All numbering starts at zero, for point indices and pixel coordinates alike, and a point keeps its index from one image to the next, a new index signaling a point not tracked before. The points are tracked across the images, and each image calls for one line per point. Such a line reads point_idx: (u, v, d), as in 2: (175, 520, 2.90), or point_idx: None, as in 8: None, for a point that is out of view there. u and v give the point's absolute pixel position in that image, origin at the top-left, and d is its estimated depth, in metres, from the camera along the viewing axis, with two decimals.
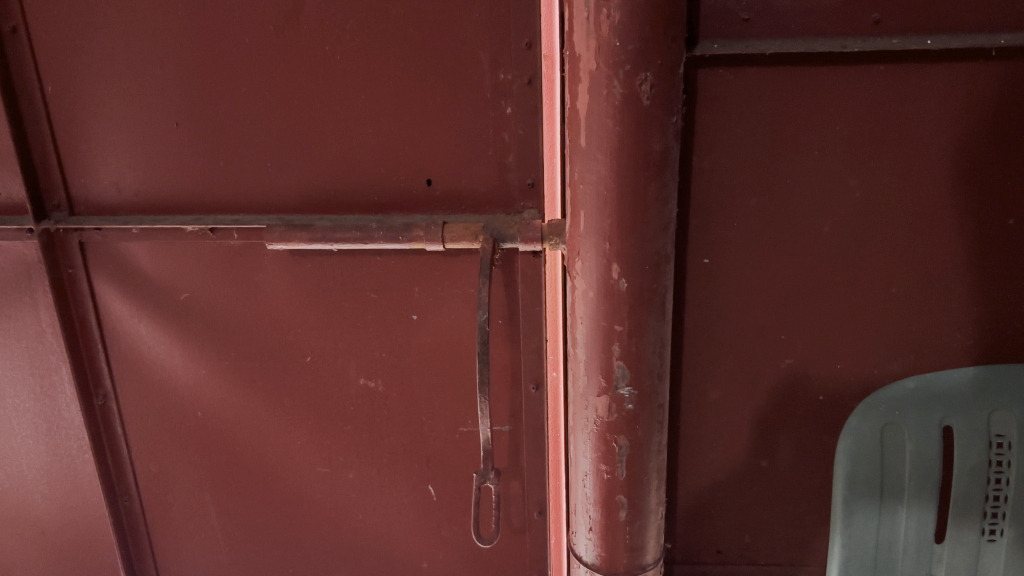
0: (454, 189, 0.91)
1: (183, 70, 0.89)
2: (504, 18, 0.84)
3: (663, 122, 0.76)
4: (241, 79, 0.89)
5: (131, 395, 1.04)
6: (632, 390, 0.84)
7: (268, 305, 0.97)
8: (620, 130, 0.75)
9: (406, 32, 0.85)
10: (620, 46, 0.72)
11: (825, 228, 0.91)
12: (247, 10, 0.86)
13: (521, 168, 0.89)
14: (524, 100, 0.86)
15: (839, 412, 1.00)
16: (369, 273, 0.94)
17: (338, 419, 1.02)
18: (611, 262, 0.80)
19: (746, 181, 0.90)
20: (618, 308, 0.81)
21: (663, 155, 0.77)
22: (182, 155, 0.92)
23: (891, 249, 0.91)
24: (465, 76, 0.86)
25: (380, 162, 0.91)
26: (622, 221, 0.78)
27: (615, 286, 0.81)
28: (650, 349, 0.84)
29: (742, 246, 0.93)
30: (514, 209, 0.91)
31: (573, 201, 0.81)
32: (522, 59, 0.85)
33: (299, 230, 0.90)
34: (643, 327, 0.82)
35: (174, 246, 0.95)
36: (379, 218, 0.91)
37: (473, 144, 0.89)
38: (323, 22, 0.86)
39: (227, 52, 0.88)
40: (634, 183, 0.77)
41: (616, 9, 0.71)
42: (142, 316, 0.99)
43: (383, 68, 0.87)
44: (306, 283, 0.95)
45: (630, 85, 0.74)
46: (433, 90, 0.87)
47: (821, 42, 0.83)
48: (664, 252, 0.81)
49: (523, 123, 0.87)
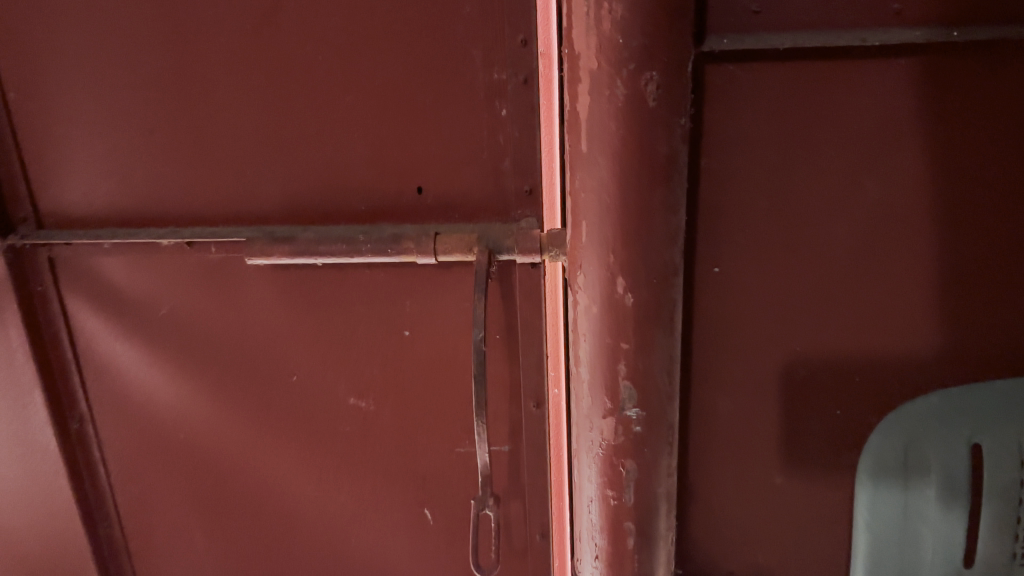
0: (447, 197, 0.85)
1: (154, 74, 0.84)
2: (496, 13, 0.78)
3: (670, 123, 0.70)
4: (216, 82, 0.83)
5: (109, 418, 0.98)
6: (639, 411, 0.79)
7: (250, 322, 0.91)
8: (624, 135, 0.69)
9: (393, 28, 0.79)
10: (623, 44, 0.67)
11: (842, 231, 0.85)
12: (222, 8, 0.81)
13: (518, 172, 0.83)
14: (520, 100, 0.80)
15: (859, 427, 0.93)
16: (357, 287, 0.88)
17: (327, 440, 0.96)
18: (616, 276, 0.75)
19: (759, 185, 0.85)
20: (624, 324, 0.76)
21: (671, 160, 0.71)
22: (157, 164, 0.87)
23: (914, 256, 0.86)
24: (457, 75, 0.80)
25: (367, 169, 0.85)
26: (627, 231, 0.73)
27: (621, 301, 0.75)
28: (659, 367, 0.78)
29: (755, 253, 0.87)
30: (512, 218, 0.85)
31: (575, 210, 0.75)
32: (517, 57, 0.79)
33: (281, 243, 0.84)
34: (651, 343, 0.77)
35: (149, 262, 0.89)
36: (367, 229, 0.85)
37: (466, 148, 0.83)
38: (303, 19, 0.80)
39: (201, 52, 0.82)
40: (638, 191, 0.71)
41: (618, 2, 0.66)
42: (118, 334, 0.93)
43: (368, 67, 0.81)
44: (290, 297, 0.89)
45: (634, 85, 0.68)
46: (422, 90, 0.81)
47: (838, 36, 0.78)
48: (672, 263, 0.75)
49: (519, 125, 0.81)
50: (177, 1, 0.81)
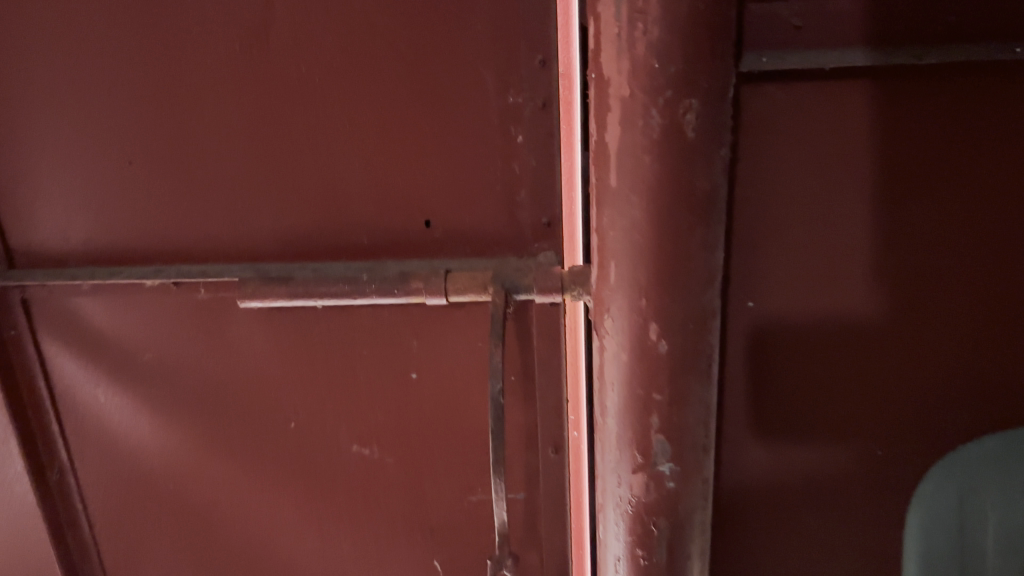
0: (457, 230, 0.78)
1: (135, 99, 0.76)
2: (511, 30, 0.71)
3: (710, 156, 0.63)
4: (202, 107, 0.76)
5: (92, 467, 0.90)
6: (673, 466, 0.72)
7: (244, 365, 0.84)
8: (659, 169, 0.62)
9: (396, 47, 0.72)
10: (660, 69, 0.59)
11: (889, 261, 0.77)
12: (209, 27, 0.73)
13: (535, 204, 0.76)
14: (538, 126, 0.73)
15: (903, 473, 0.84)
16: (360, 327, 0.81)
17: (328, 489, 0.89)
18: (648, 322, 0.68)
19: (799, 213, 0.76)
20: (657, 373, 0.69)
21: (710, 195, 0.64)
22: (138, 199, 0.79)
23: (966, 290, 0.77)
24: (468, 98, 0.73)
25: (369, 200, 0.77)
26: (662, 273, 0.66)
27: (653, 349, 0.68)
28: (695, 417, 0.71)
29: (794, 285, 0.79)
30: (529, 252, 0.78)
31: (602, 249, 0.68)
32: (534, 78, 0.72)
33: (277, 283, 0.76)
34: (686, 393, 0.70)
35: (133, 302, 0.82)
36: (371, 267, 0.78)
37: (478, 178, 0.76)
38: (298, 38, 0.73)
39: (185, 75, 0.75)
40: (674, 230, 0.64)
41: (654, 23, 0.58)
42: (100, 380, 0.86)
43: (369, 90, 0.74)
44: (286, 339, 0.82)
45: (671, 115, 0.61)
46: (429, 115, 0.74)
47: (892, 53, 0.70)
48: (710, 306, 0.68)
49: (536, 153, 0.74)
50: (158, 19, 0.73)
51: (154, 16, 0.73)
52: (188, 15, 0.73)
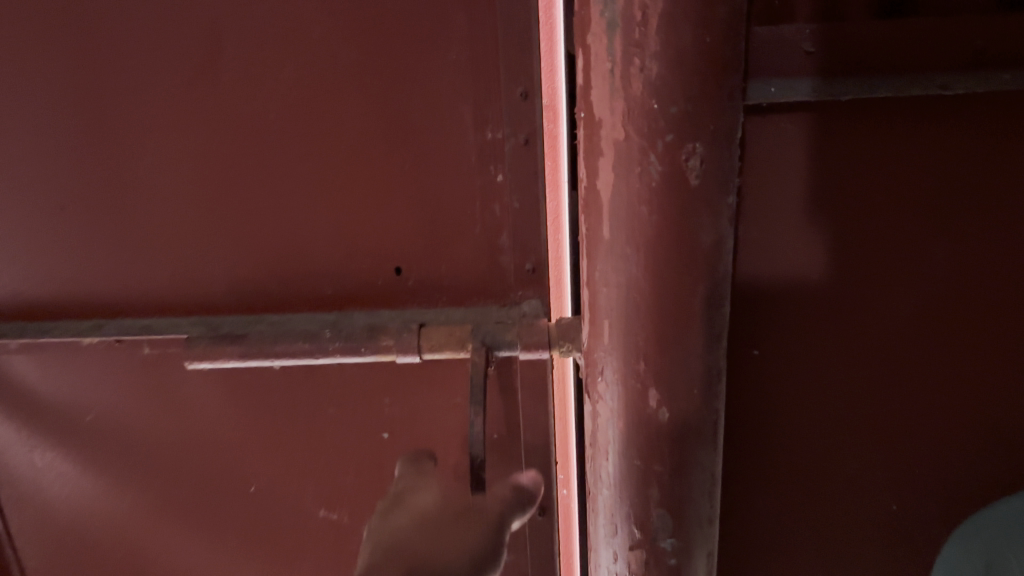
0: (431, 278, 0.70)
1: (70, 134, 0.68)
2: (489, 58, 0.64)
3: (716, 205, 0.55)
4: (145, 144, 0.68)
5: (31, 537, 0.82)
6: (675, 542, 0.65)
7: (198, 425, 0.76)
8: (659, 221, 0.55)
9: (360, 79, 0.65)
10: (660, 110, 0.52)
11: (905, 305, 0.70)
12: (150, 57, 0.66)
13: (518, 248, 0.68)
14: (520, 164, 0.66)
15: (924, 538, 0.77)
16: (326, 383, 0.74)
17: (293, 561, 0.80)
18: (647, 388, 0.60)
19: (811, 257, 0.69)
20: (657, 443, 0.62)
21: (716, 248, 0.57)
22: (75, 244, 0.71)
23: (993, 341, 0.71)
24: (442, 133, 0.66)
25: (332, 247, 0.70)
26: (663, 334, 0.58)
27: (654, 417, 0.61)
28: (700, 489, 0.64)
29: (803, 332, 0.72)
30: (511, 300, 0.70)
31: (594, 306, 0.61)
32: (515, 112, 0.65)
33: (228, 342, 0.68)
34: (689, 464, 0.63)
35: (71, 359, 0.74)
36: (335, 319, 0.70)
37: (453, 221, 0.68)
38: (250, 69, 0.66)
39: (124, 111, 0.67)
40: (676, 289, 0.57)
41: (653, 58, 0.51)
42: (37, 443, 0.78)
43: (331, 125, 0.67)
44: (245, 396, 0.75)
45: (672, 160, 0.53)
46: (398, 153, 0.67)
47: (910, 81, 0.63)
48: (716, 367, 0.61)
49: (519, 193, 0.67)
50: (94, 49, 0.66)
51: (89, 46, 0.66)
52: (127, 44, 0.66)
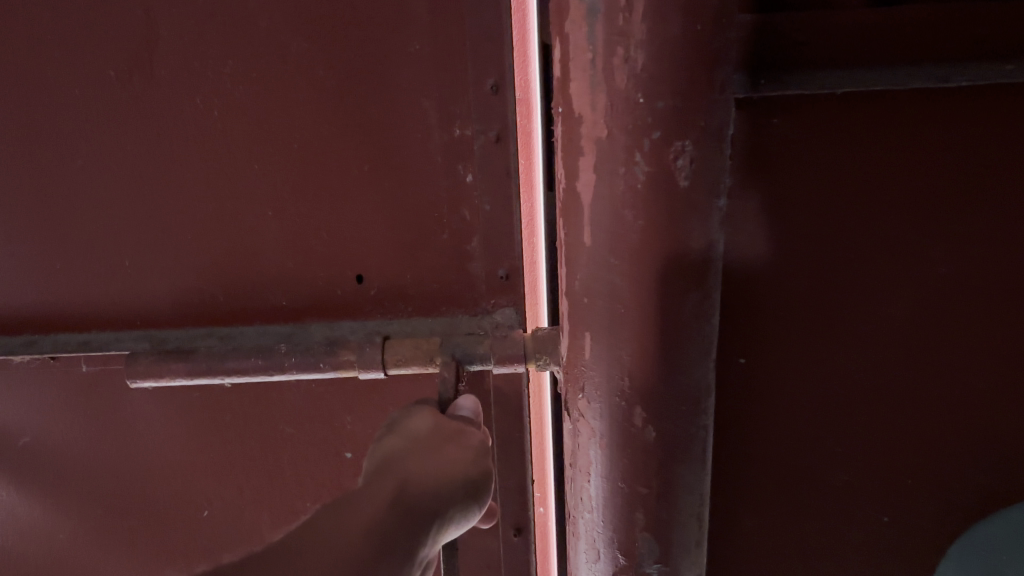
0: (395, 287, 0.65)
1: (8, 133, 0.65)
2: (454, 49, 0.59)
3: (707, 208, 0.50)
4: (89, 147, 0.64)
5: None
6: (661, 567, 0.61)
7: (144, 446, 0.71)
8: (644, 227, 0.50)
9: (315, 73, 0.60)
10: (645, 104, 0.47)
11: (897, 312, 0.67)
12: (89, 52, 0.62)
13: (489, 255, 0.63)
14: (491, 164, 0.61)
15: (917, 552, 0.73)
16: (283, 401, 0.68)
17: None
18: (632, 406, 0.56)
19: (797, 259, 0.66)
20: (642, 465, 0.57)
21: (706, 256, 0.52)
22: (14, 253, 0.67)
23: (993, 351, 0.66)
24: (405, 131, 0.61)
25: (288, 255, 0.65)
26: (649, 348, 0.54)
27: (639, 437, 0.56)
28: (688, 512, 0.60)
29: (788, 339, 0.69)
30: (482, 311, 0.65)
31: (574, 317, 0.56)
32: (485, 107, 0.59)
33: (171, 359, 0.63)
34: (677, 485, 0.58)
35: (3, 380, 0.70)
36: (291, 332, 0.66)
37: (419, 225, 0.63)
38: (195, 63, 0.61)
39: (63, 111, 0.63)
40: (663, 300, 0.52)
41: (638, 48, 0.46)
42: None
43: (285, 123, 0.62)
44: (197, 415, 0.69)
45: (659, 161, 0.48)
46: (358, 151, 0.62)
47: (910, 73, 0.58)
48: (705, 383, 0.56)
49: (489, 195, 0.62)
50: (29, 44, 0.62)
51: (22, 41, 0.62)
52: (64, 39, 0.62)
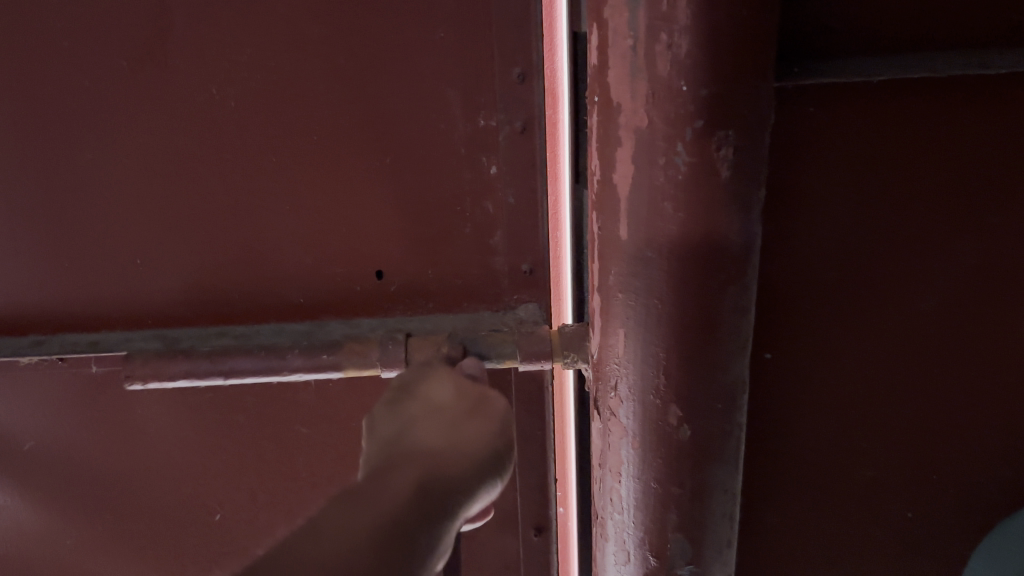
0: (416, 282, 0.64)
1: (7, 127, 0.62)
2: (481, 38, 0.57)
3: (748, 200, 0.49)
4: (96, 141, 0.62)
5: None
6: (694, 568, 0.59)
7: (154, 448, 0.68)
8: (685, 220, 0.49)
9: (336, 63, 0.59)
10: (688, 92, 0.46)
11: (927, 306, 0.65)
12: (99, 40, 0.59)
13: (513, 248, 0.63)
14: (516, 155, 0.60)
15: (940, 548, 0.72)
16: (298, 401, 0.67)
17: None
18: (668, 405, 0.54)
19: (828, 251, 0.64)
20: (677, 464, 0.55)
21: (745, 249, 0.51)
22: (17, 251, 0.65)
23: (1021, 345, 0.65)
24: (428, 122, 0.60)
25: (306, 251, 0.64)
26: (686, 344, 0.52)
27: (673, 436, 0.55)
28: (721, 511, 0.58)
29: (816, 334, 0.67)
30: (507, 305, 0.65)
31: (606, 313, 0.54)
32: (512, 98, 0.59)
33: (177, 356, 0.62)
34: (711, 485, 0.57)
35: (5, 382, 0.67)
36: (309, 329, 0.64)
37: (441, 218, 0.62)
38: (211, 53, 0.59)
39: (69, 100, 0.61)
40: (702, 295, 0.50)
41: (682, 34, 0.44)
42: None
43: (304, 114, 0.60)
44: (209, 416, 0.67)
45: (701, 152, 0.47)
46: (379, 144, 0.60)
47: (941, 63, 0.57)
48: (740, 380, 0.55)
49: (514, 187, 0.61)
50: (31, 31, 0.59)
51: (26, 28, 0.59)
52: (70, 25, 0.59)
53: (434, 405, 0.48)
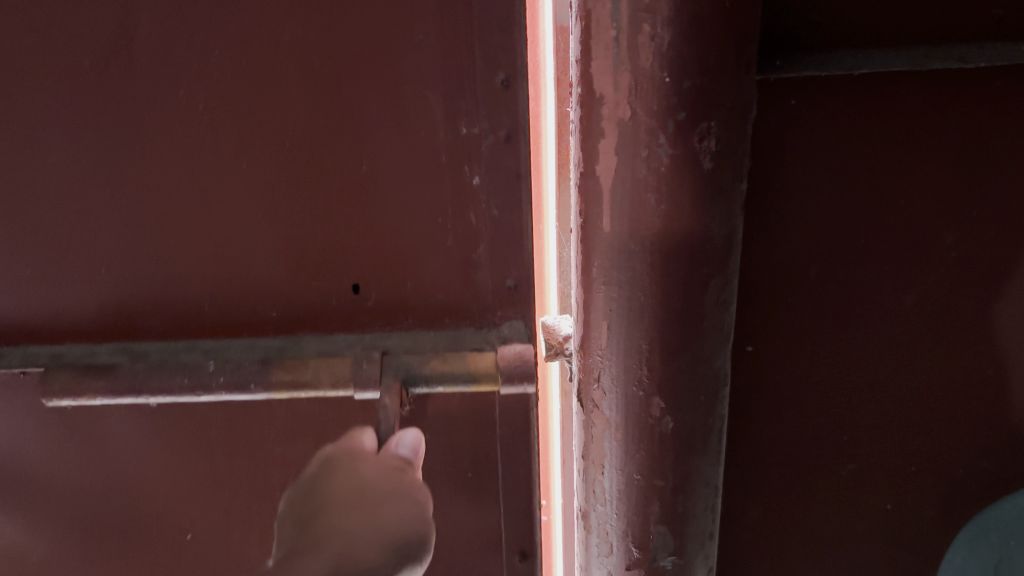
0: (395, 292, 0.63)
1: None
2: (461, 36, 0.56)
3: (729, 190, 0.50)
4: (69, 148, 0.61)
5: None
6: (675, 559, 0.60)
7: (133, 452, 0.67)
8: (667, 211, 0.49)
9: (314, 62, 0.58)
10: (672, 84, 0.46)
11: (907, 299, 0.66)
12: (77, 37, 0.58)
13: (496, 263, 0.62)
14: (499, 164, 0.60)
15: (914, 529, 0.74)
16: (277, 407, 0.65)
17: None
18: (650, 396, 0.54)
19: (807, 245, 0.64)
20: (660, 456, 0.56)
21: (727, 239, 0.51)
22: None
23: (994, 335, 0.67)
24: (408, 125, 0.59)
25: (282, 260, 0.63)
26: (669, 335, 0.52)
27: (656, 428, 0.55)
28: (701, 502, 0.59)
29: (796, 327, 0.67)
30: (488, 322, 0.64)
31: (588, 308, 0.54)
32: (493, 103, 0.58)
33: (149, 375, 0.61)
34: (693, 477, 0.57)
35: None
36: (281, 345, 0.64)
37: (419, 229, 0.61)
38: (189, 50, 0.58)
39: (43, 98, 0.60)
40: (683, 286, 0.51)
41: (665, 25, 0.44)
42: None
43: (281, 114, 0.59)
44: (188, 422, 0.66)
45: (683, 144, 0.47)
46: (357, 149, 0.59)
47: (927, 54, 0.57)
48: (721, 369, 0.55)
49: (496, 198, 0.60)
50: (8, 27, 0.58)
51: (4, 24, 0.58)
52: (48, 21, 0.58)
53: (344, 482, 0.46)
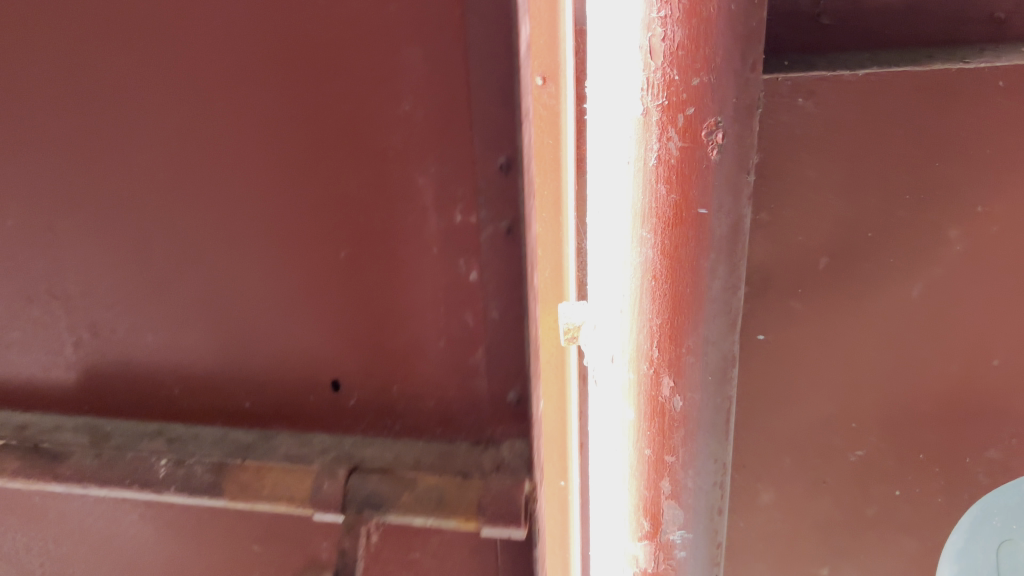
0: (384, 396, 0.66)
1: (35, 117, 0.64)
2: None
3: (735, 183, 0.52)
4: (102, 160, 0.64)
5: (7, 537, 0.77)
6: (684, 535, 0.62)
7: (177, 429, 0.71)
8: (676, 199, 0.52)
9: None
10: (681, 81, 0.49)
11: (915, 289, 0.69)
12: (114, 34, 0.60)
13: (496, 368, 0.63)
14: (496, 264, 0.60)
15: (924, 513, 0.77)
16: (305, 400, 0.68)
17: None
18: (660, 374, 0.58)
19: (820, 239, 0.68)
20: (670, 433, 0.59)
21: (733, 227, 0.53)
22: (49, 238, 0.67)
23: (1001, 326, 0.69)
24: (402, 219, 0.60)
25: (295, 317, 0.65)
26: (680, 318, 0.55)
27: (666, 406, 0.58)
28: (709, 481, 0.61)
29: (808, 317, 0.71)
30: (482, 438, 0.65)
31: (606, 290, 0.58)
32: (493, 200, 0.58)
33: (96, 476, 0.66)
34: (702, 454, 0.60)
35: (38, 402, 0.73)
36: (253, 443, 0.67)
37: (420, 316, 0.63)
38: None
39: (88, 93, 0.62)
40: (692, 271, 0.54)
41: (676, 26, 0.48)
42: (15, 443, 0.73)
43: None
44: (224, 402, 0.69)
45: (692, 137, 0.50)
46: (360, 230, 0.61)
47: (929, 54, 0.62)
48: (730, 352, 0.57)
49: (496, 300, 0.61)
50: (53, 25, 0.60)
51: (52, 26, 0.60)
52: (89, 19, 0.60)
53: None
